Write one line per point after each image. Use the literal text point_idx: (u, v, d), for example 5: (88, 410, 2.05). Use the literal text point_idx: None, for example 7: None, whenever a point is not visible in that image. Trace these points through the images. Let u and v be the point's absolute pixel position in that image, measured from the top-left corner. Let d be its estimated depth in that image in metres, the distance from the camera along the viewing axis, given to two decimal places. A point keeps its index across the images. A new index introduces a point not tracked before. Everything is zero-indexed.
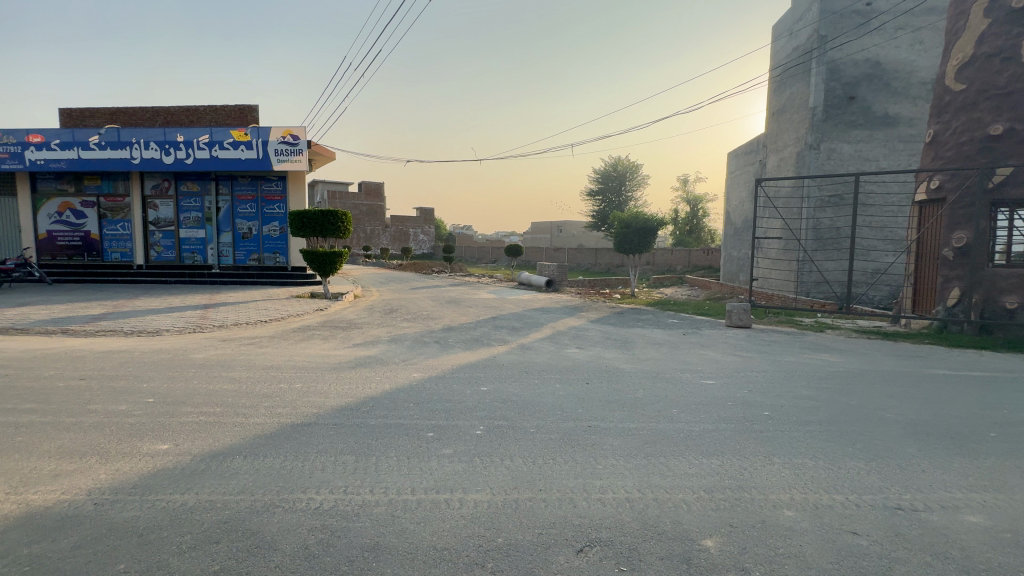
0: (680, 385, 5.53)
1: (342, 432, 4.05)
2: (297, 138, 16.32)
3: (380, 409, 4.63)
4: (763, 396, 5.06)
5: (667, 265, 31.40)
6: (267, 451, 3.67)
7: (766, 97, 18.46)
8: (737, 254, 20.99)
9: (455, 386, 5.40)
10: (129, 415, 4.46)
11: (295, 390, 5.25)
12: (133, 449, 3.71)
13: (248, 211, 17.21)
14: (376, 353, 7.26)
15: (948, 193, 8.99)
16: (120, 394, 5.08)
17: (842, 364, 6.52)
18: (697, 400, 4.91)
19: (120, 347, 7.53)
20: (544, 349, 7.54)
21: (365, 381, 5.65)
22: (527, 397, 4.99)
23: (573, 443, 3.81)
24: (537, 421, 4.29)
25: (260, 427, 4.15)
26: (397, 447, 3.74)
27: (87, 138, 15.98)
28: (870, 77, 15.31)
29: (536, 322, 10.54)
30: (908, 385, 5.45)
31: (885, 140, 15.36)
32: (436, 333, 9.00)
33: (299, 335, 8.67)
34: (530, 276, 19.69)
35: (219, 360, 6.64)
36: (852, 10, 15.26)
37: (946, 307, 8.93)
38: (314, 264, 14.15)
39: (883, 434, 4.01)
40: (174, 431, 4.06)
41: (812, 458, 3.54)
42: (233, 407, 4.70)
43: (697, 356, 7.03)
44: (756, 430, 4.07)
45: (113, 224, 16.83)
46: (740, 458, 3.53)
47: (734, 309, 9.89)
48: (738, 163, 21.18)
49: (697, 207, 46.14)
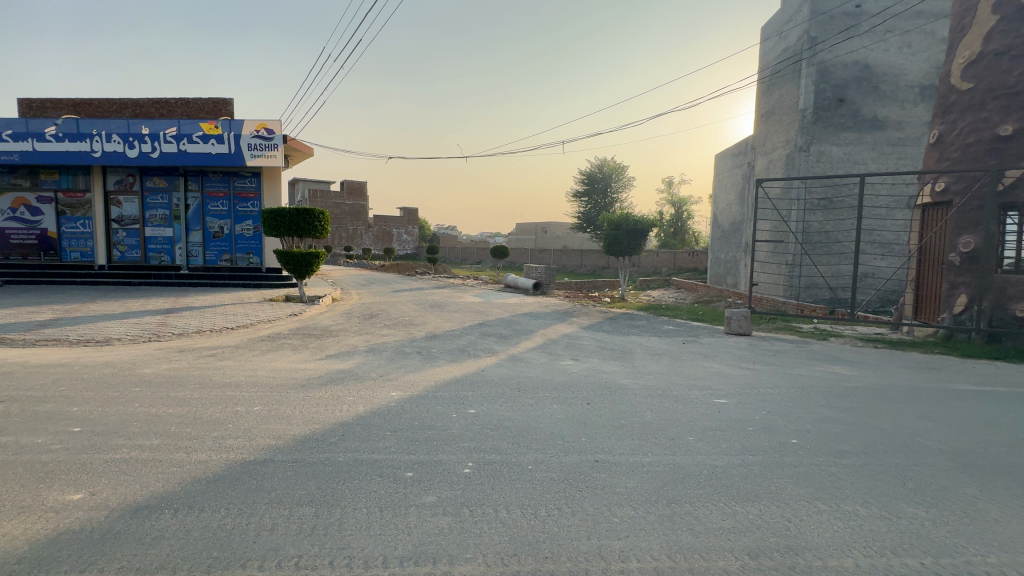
0: (689, 404, 4.96)
1: (302, 472, 3.36)
2: (272, 132, 15.41)
3: (350, 441, 3.93)
4: (785, 418, 4.52)
5: (654, 267, 31.18)
6: (203, 504, 2.96)
7: (756, 97, 18.18)
8: (725, 256, 20.71)
9: (437, 409, 4.73)
10: (46, 451, 3.71)
11: (251, 415, 4.52)
12: (34, 502, 2.97)
13: (219, 209, 16.24)
14: (351, 366, 6.55)
15: (955, 196, 8.69)
16: (40, 422, 4.29)
17: (858, 378, 6.01)
18: (712, 425, 4.34)
19: (62, 359, 6.68)
20: (537, 361, 6.92)
21: (335, 401, 4.95)
22: (521, 422, 4.36)
23: (582, 486, 3.20)
24: (534, 455, 3.68)
25: (203, 467, 3.44)
26: (369, 493, 3.09)
27: (42, 129, 14.81)
28: (859, 80, 15.09)
29: (526, 328, 9.93)
30: (935, 404, 4.96)
31: (874, 143, 15.15)
32: (418, 342, 8.30)
33: (266, 345, 7.89)
34: (516, 278, 19.08)
35: (171, 376, 5.85)
36: (842, 12, 15.06)
37: (952, 315, 8.59)
38: (288, 265, 13.25)
39: (932, 468, 3.50)
40: (94, 475, 3.32)
41: (863, 505, 2.99)
42: (175, 439, 3.96)
43: (702, 369, 6.49)
44: (789, 466, 3.52)
45: (72, 221, 15.69)
46: (780, 505, 2.97)
47: (733, 315, 9.43)
48: (727, 164, 20.88)
49: (682, 210, 46.34)
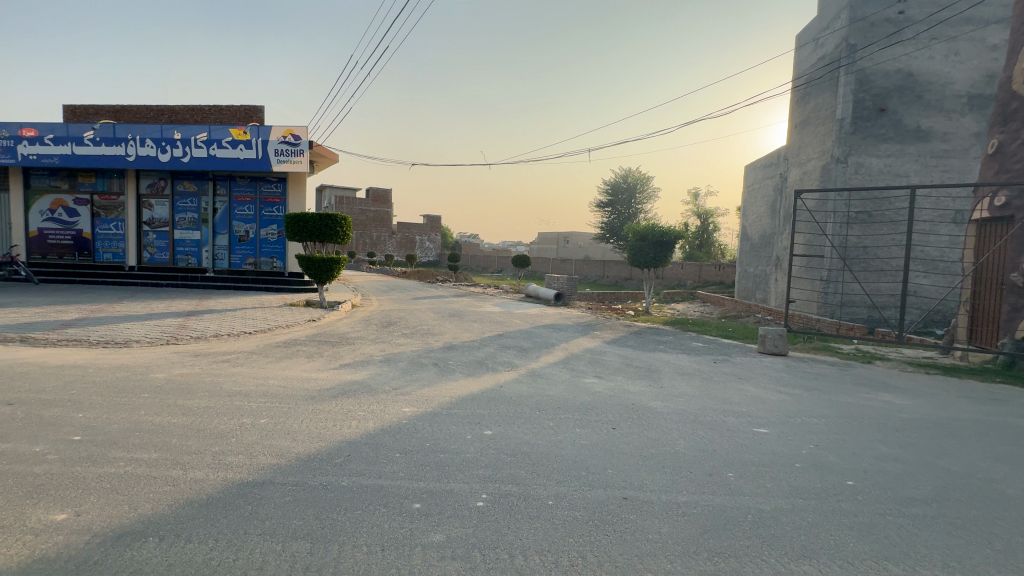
0: (726, 433, 4.52)
1: (301, 499, 3.07)
2: (299, 138, 15.51)
3: (355, 462, 3.64)
4: (837, 454, 4.05)
5: (678, 280, 30.42)
6: (191, 532, 2.70)
7: (790, 107, 17.54)
8: (754, 270, 19.92)
9: (451, 429, 4.41)
10: (42, 461, 3.53)
11: (256, 429, 4.28)
12: (15, 521, 2.76)
13: (246, 213, 16.43)
14: (365, 376, 6.31)
15: (1017, 211, 8.04)
16: (42, 428, 4.13)
17: (914, 410, 5.42)
18: (754, 459, 3.90)
19: (78, 361, 6.62)
20: (558, 378, 6.55)
21: (344, 416, 4.68)
22: (541, 448, 4.01)
23: (609, 530, 2.82)
24: (554, 487, 3.32)
25: (197, 488, 3.19)
26: (371, 528, 2.78)
27: (81, 133, 15.26)
28: (902, 89, 14.35)
29: (547, 341, 9.55)
30: (1008, 444, 4.39)
31: (918, 155, 14.32)
32: (435, 353, 8.02)
33: (281, 352, 7.73)
34: (538, 288, 18.73)
35: (183, 382, 5.71)
36: (883, 19, 14.40)
37: (1014, 340, 7.87)
38: (309, 270, 13.21)
39: (1021, 526, 2.99)
40: (84, 492, 3.10)
41: (945, 571, 2.52)
42: (174, 453, 3.74)
43: (736, 393, 6.01)
44: (848, 515, 3.07)
45: (106, 223, 16.09)
46: (844, 567, 2.54)
47: (767, 334, 8.88)
48: (757, 176, 20.17)
49: (708, 222, 45.41)
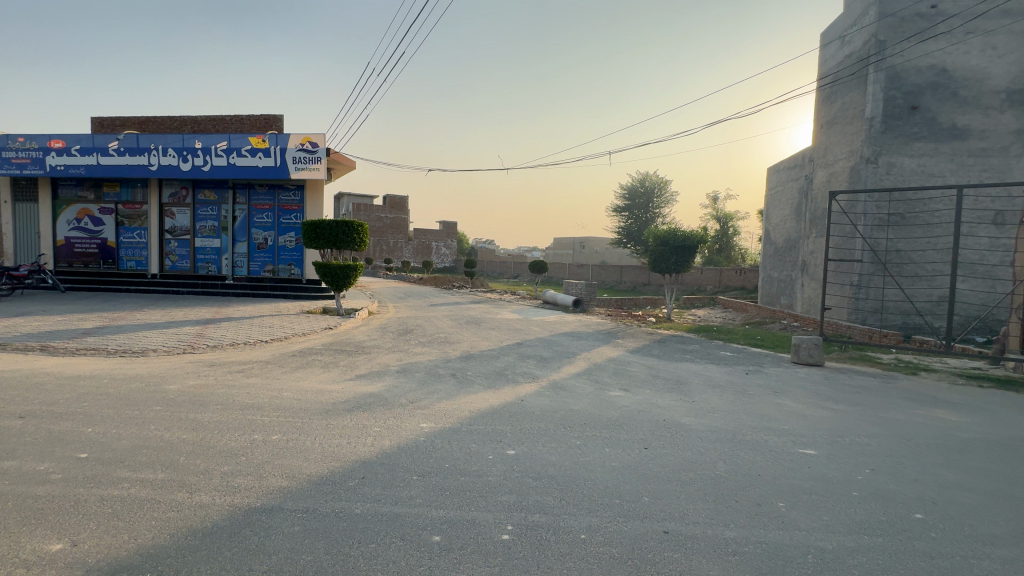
0: (770, 455, 4.14)
1: (312, 529, 2.83)
2: (316, 146, 15.49)
3: (370, 485, 3.39)
4: (896, 481, 3.66)
5: (698, 285, 29.77)
6: (192, 568, 2.47)
7: (815, 106, 16.96)
8: (779, 275, 19.24)
9: (471, 447, 4.14)
10: (46, 482, 3.37)
11: (267, 446, 4.08)
12: (7, 552, 2.58)
13: (264, 221, 16.51)
14: (381, 389, 6.08)
15: None
16: (50, 445, 3.99)
17: (975, 430, 4.94)
18: (805, 486, 3.54)
19: (94, 371, 6.55)
20: (580, 390, 6.24)
21: (359, 433, 4.45)
22: (569, 471, 3.71)
23: (651, 571, 2.52)
24: (585, 518, 3.02)
25: (202, 514, 2.97)
26: (387, 565, 2.52)
27: (106, 144, 15.51)
28: (936, 85, 13.73)
29: (567, 350, 9.23)
30: None
31: (954, 154, 13.63)
32: (453, 363, 7.77)
33: (297, 361, 7.58)
34: (556, 294, 18.45)
35: (197, 394, 5.56)
36: (915, 13, 13.82)
37: None
38: (326, 277, 13.15)
39: None
40: (83, 518, 2.91)
41: None
42: (181, 473, 3.54)
43: (773, 408, 5.62)
44: (924, 556, 2.71)
45: (129, 231, 16.33)
46: None
47: (801, 343, 8.45)
48: (781, 178, 19.55)
49: (728, 225, 44.61)
